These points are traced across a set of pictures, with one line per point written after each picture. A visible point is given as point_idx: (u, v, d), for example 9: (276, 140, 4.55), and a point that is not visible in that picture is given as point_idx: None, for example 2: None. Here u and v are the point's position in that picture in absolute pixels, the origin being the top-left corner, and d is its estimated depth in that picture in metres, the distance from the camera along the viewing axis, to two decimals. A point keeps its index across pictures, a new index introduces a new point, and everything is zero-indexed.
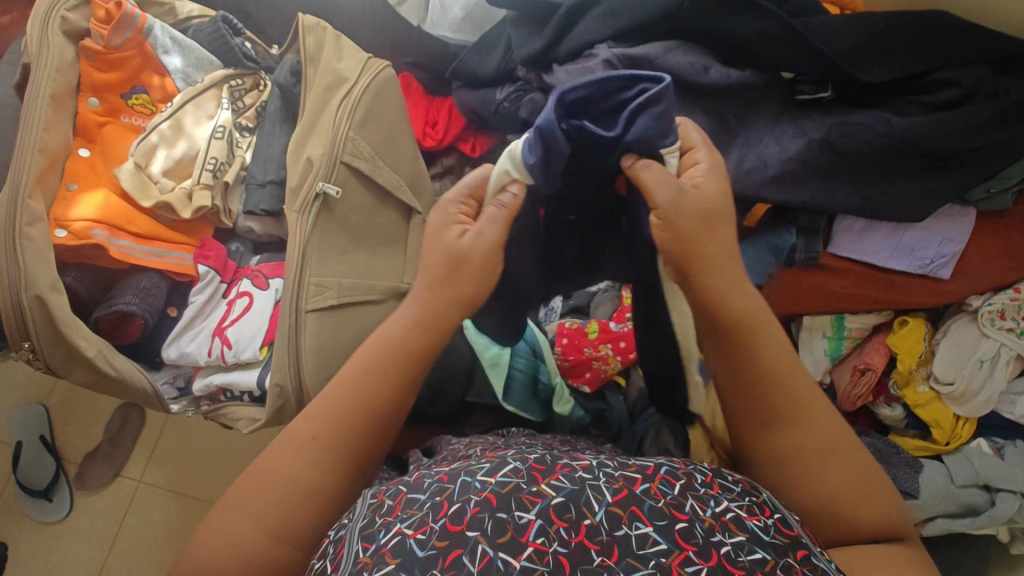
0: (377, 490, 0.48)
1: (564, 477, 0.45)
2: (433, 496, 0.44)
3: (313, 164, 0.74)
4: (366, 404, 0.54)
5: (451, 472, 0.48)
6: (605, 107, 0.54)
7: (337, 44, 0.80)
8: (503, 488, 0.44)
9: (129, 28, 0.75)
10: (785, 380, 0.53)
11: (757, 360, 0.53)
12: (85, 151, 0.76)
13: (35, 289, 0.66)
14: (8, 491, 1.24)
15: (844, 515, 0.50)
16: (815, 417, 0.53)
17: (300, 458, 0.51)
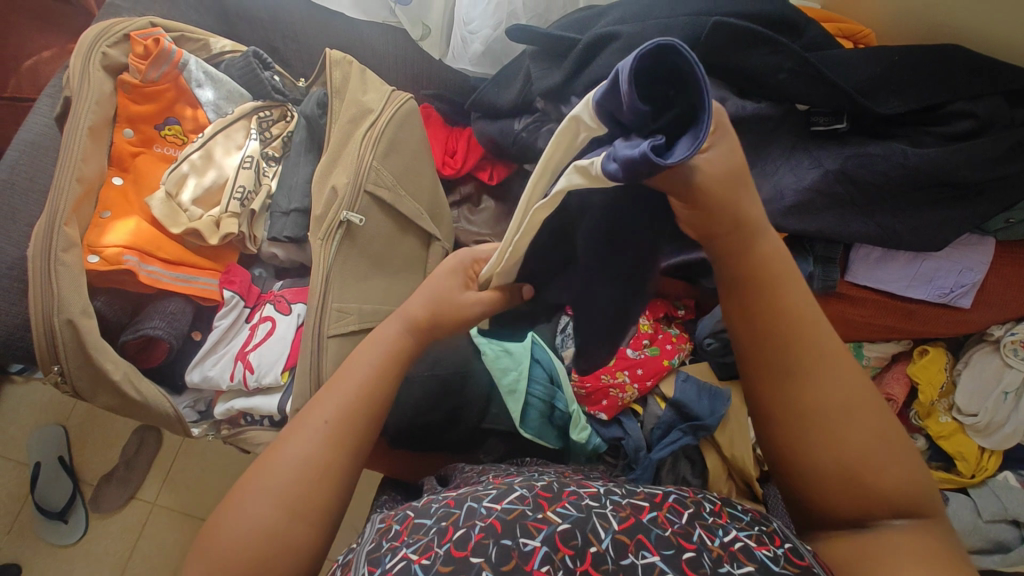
0: (388, 515, 0.51)
1: (571, 504, 0.46)
2: (439, 522, 0.46)
3: (337, 193, 0.76)
4: (372, 400, 0.52)
5: (458, 497, 0.49)
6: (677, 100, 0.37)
7: (362, 77, 0.83)
8: (508, 514, 0.45)
9: (165, 63, 0.79)
10: (810, 332, 0.45)
11: (776, 303, 0.45)
12: (118, 180, 0.78)
13: (67, 313, 0.68)
14: (24, 512, 1.25)
15: (866, 485, 0.44)
16: (842, 376, 0.45)
17: (322, 441, 0.49)
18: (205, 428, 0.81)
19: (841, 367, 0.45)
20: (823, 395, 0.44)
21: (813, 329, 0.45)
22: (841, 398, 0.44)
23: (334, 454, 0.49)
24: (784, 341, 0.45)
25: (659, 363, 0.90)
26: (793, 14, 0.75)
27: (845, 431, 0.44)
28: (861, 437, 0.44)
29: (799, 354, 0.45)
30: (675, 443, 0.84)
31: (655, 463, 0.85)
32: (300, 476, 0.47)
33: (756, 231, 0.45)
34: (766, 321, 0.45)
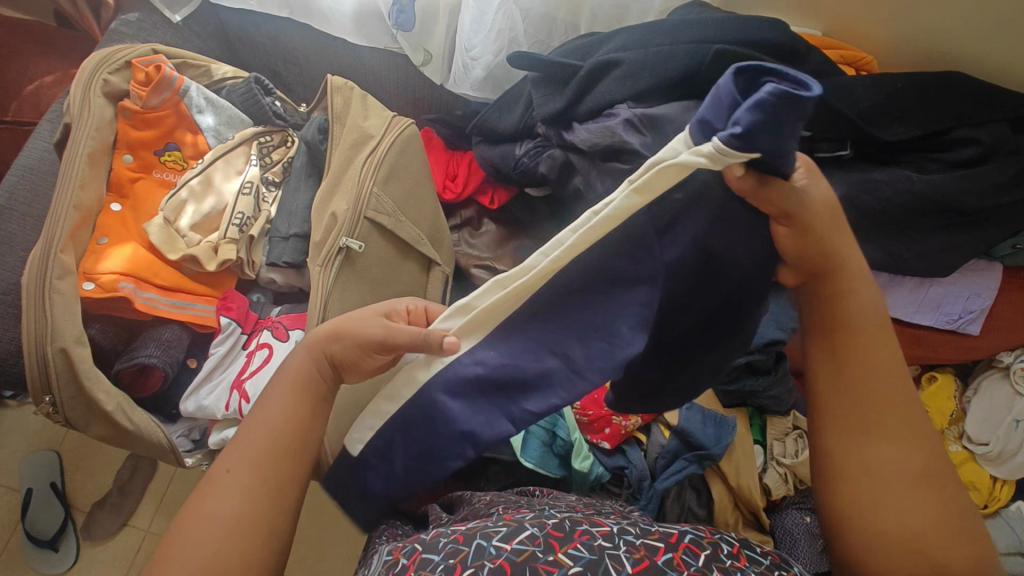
0: (394, 547, 0.53)
1: (583, 545, 0.47)
2: (447, 558, 0.48)
3: (337, 220, 0.75)
4: (276, 439, 0.52)
5: (466, 533, 0.50)
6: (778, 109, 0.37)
7: (363, 103, 0.83)
8: (518, 556, 0.46)
9: (166, 89, 0.79)
10: (900, 394, 0.48)
11: (868, 358, 0.49)
12: (117, 206, 0.78)
13: (60, 342, 0.66)
14: (14, 540, 1.22)
15: (934, 557, 0.45)
16: (919, 444, 0.47)
17: (236, 493, 0.48)
18: (200, 458, 0.79)
19: (921, 435, 0.48)
20: (903, 462, 0.47)
21: (902, 393, 0.48)
22: (917, 466, 0.47)
23: (246, 501, 0.48)
24: (872, 399, 0.48)
25: None
26: (796, 42, 0.74)
27: (919, 498, 0.46)
28: (933, 508, 0.46)
29: (886, 411, 0.48)
30: (680, 474, 0.83)
31: (660, 493, 0.83)
32: (224, 535, 0.46)
33: (849, 292, 0.49)
34: (855, 373, 0.48)
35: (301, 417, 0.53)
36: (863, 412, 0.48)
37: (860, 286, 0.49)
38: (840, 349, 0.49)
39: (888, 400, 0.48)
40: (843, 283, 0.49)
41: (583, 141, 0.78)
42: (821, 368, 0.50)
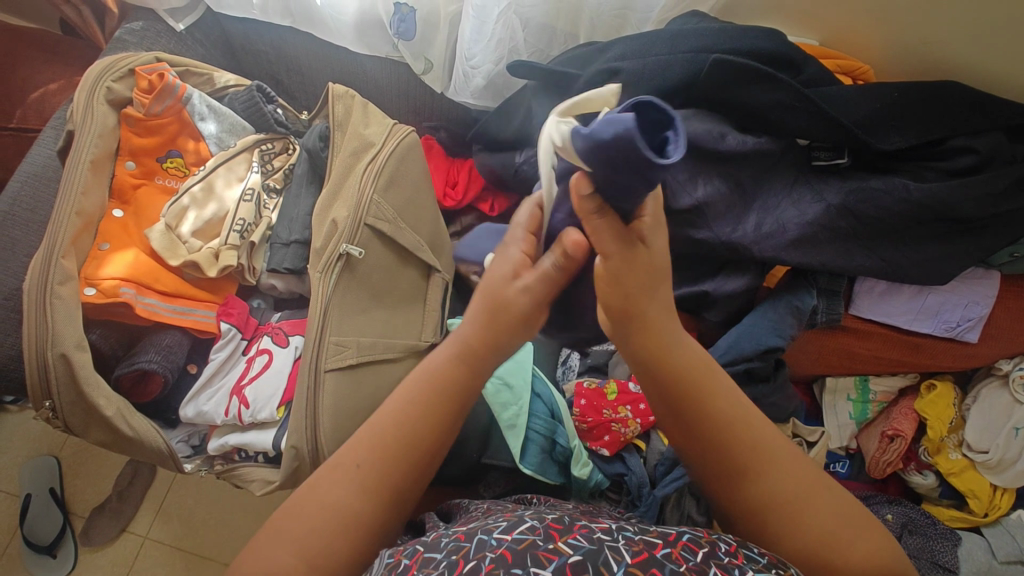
0: (395, 550, 0.52)
1: (582, 537, 0.48)
2: (450, 555, 0.48)
3: (337, 226, 0.76)
4: (410, 442, 0.56)
5: (467, 532, 0.52)
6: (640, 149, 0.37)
7: (364, 111, 0.84)
8: (519, 544, 0.47)
9: (169, 97, 0.79)
10: (747, 425, 0.52)
11: (708, 407, 0.52)
12: (119, 212, 0.79)
13: (60, 347, 0.67)
14: (13, 545, 1.25)
15: (833, 560, 0.49)
16: (781, 460, 0.52)
17: (358, 492, 0.53)
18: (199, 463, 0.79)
19: (787, 455, 0.52)
20: (776, 485, 0.51)
21: (749, 425, 0.52)
22: (795, 485, 0.51)
23: (360, 501, 0.53)
24: (723, 441, 0.52)
25: None
26: (793, 51, 0.75)
27: (803, 513, 0.50)
28: (816, 518, 0.50)
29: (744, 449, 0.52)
30: (679, 481, 0.82)
31: (659, 500, 0.83)
32: (332, 526, 0.52)
33: (674, 347, 0.52)
34: (705, 423, 0.52)
35: (442, 416, 0.56)
36: (718, 454, 0.52)
37: (675, 339, 0.52)
38: (681, 406, 0.52)
39: (739, 439, 0.52)
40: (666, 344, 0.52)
41: None
42: (675, 429, 0.54)
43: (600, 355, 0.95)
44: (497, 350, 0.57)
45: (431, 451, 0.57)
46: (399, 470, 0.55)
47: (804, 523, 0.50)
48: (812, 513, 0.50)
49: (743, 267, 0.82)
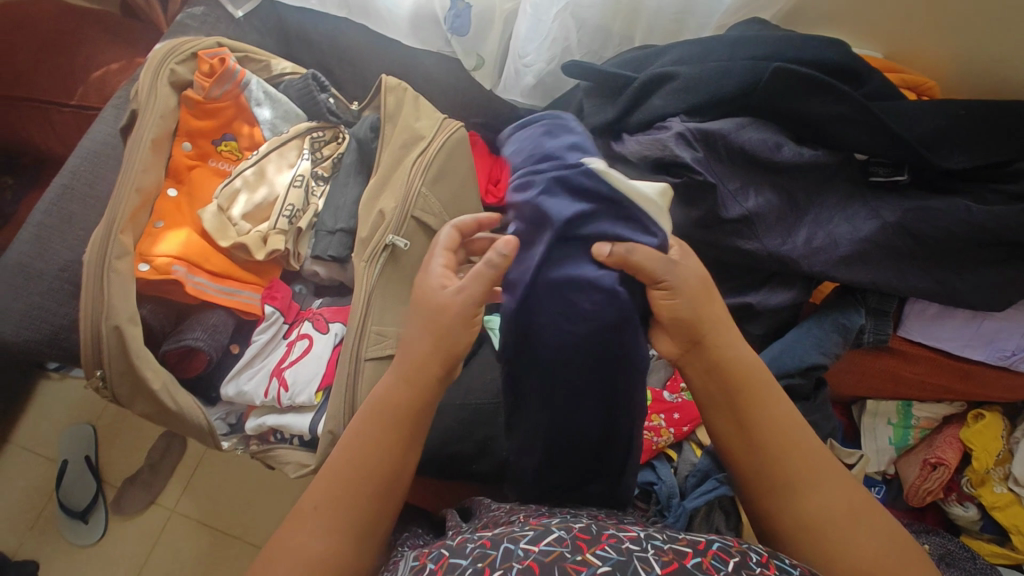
0: (419, 553, 0.54)
1: (611, 548, 0.48)
2: (475, 562, 0.48)
3: (384, 217, 0.77)
4: (366, 476, 0.54)
5: (493, 538, 0.51)
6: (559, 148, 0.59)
7: (415, 104, 0.85)
8: (546, 557, 0.46)
9: (228, 81, 0.81)
10: (794, 435, 0.55)
11: (764, 413, 0.55)
12: (173, 191, 0.80)
13: (114, 320, 0.68)
14: (47, 508, 1.30)
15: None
16: (832, 474, 0.54)
17: (323, 532, 0.52)
18: (234, 442, 0.81)
19: (836, 472, 0.54)
20: (824, 502, 0.52)
21: (798, 437, 0.55)
22: (844, 504, 0.52)
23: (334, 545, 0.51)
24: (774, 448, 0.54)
25: (697, 408, 0.87)
26: (857, 63, 0.73)
27: (853, 530, 0.51)
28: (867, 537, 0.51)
29: (791, 458, 0.54)
30: (710, 494, 0.81)
31: (689, 513, 0.82)
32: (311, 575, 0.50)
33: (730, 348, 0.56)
34: (757, 430, 0.55)
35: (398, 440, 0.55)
36: (770, 459, 0.54)
37: (734, 343, 0.56)
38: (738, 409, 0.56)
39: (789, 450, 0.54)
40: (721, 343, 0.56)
41: (632, 154, 0.77)
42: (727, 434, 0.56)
43: None
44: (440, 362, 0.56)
45: (391, 477, 0.55)
46: (366, 508, 0.53)
47: (860, 538, 0.51)
48: (864, 533, 0.51)
49: (788, 281, 0.81)
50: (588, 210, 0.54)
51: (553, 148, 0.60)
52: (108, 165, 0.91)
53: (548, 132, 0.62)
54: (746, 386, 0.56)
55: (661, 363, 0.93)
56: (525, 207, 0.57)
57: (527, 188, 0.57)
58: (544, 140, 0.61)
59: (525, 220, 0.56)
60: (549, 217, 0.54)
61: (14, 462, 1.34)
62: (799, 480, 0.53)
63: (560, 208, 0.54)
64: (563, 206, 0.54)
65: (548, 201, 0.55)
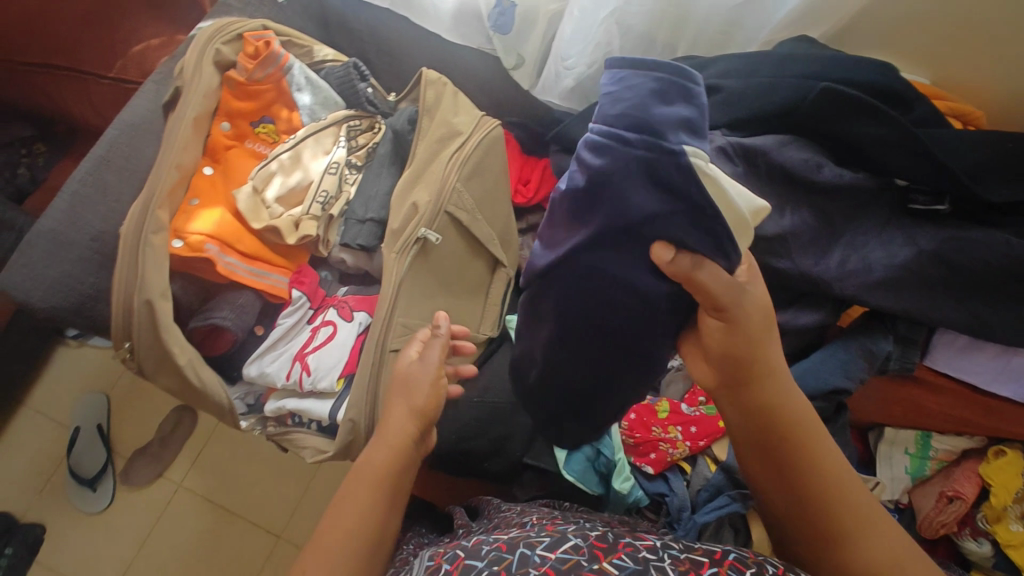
0: (435, 553, 0.57)
1: (628, 557, 0.51)
2: (492, 565, 0.51)
3: (418, 210, 0.77)
4: (356, 532, 0.57)
5: (509, 542, 0.55)
6: (668, 127, 0.49)
7: (454, 100, 0.85)
8: (564, 564, 0.50)
9: (272, 65, 0.81)
10: (841, 485, 0.58)
11: (811, 462, 0.59)
12: (209, 170, 0.81)
13: (146, 295, 0.69)
14: (58, 474, 1.32)
15: None
16: (876, 525, 0.57)
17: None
18: (252, 422, 0.81)
19: (881, 523, 0.57)
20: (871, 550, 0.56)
21: (841, 485, 0.58)
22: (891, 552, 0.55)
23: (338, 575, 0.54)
24: (818, 496, 0.58)
25: (715, 424, 0.86)
26: (905, 87, 0.72)
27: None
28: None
29: (841, 510, 0.58)
30: (721, 510, 0.81)
31: (698, 526, 0.82)
32: None
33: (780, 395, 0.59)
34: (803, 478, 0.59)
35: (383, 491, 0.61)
36: (818, 506, 0.58)
37: (785, 389, 0.59)
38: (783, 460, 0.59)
39: (836, 496, 0.58)
40: (769, 389, 0.59)
41: None
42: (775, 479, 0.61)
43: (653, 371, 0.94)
44: (417, 420, 0.65)
45: (373, 528, 0.59)
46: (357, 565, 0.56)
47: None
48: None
49: (815, 302, 0.80)
50: (663, 211, 0.50)
51: (659, 120, 0.49)
52: (144, 139, 0.92)
53: (658, 91, 0.50)
54: (791, 434, 0.59)
55: (681, 375, 0.92)
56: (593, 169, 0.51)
57: (604, 154, 0.51)
58: (650, 103, 0.50)
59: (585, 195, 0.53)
60: (619, 203, 0.51)
61: (27, 426, 1.35)
62: (848, 531, 0.57)
63: (637, 202, 0.50)
64: (643, 200, 0.50)
65: (624, 194, 0.51)
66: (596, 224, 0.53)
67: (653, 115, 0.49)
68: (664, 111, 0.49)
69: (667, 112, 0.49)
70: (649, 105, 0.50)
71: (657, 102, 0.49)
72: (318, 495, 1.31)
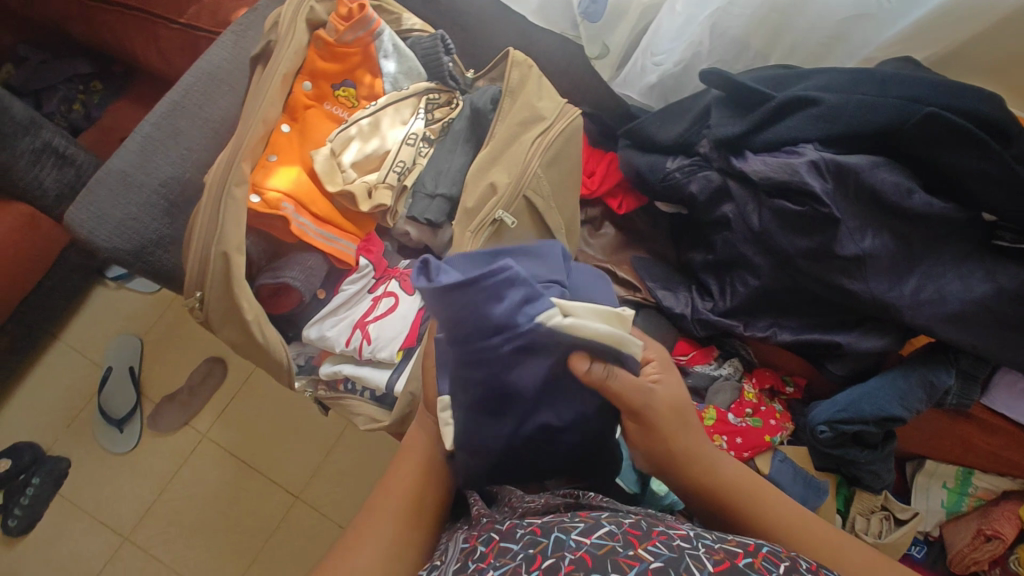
0: (470, 536, 0.53)
1: (662, 544, 0.45)
2: (526, 548, 0.46)
3: (496, 190, 0.77)
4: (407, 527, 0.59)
5: (544, 525, 0.49)
6: (499, 311, 0.49)
7: (538, 84, 0.83)
8: (599, 549, 0.44)
9: (362, 29, 0.80)
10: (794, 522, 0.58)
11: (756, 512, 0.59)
12: (287, 127, 0.80)
13: (223, 246, 0.69)
14: (86, 411, 1.34)
15: None
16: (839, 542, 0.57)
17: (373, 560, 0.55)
18: (304, 382, 0.82)
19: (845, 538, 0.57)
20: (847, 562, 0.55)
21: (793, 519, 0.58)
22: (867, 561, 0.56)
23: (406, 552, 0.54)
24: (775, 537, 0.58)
25: (760, 437, 0.87)
26: (1009, 120, 0.70)
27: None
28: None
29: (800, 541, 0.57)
30: None
31: None
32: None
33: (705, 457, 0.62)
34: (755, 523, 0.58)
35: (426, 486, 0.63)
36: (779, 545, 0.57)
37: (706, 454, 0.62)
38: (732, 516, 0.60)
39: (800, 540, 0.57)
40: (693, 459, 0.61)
41: (754, 170, 0.77)
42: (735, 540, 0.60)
43: (701, 378, 0.94)
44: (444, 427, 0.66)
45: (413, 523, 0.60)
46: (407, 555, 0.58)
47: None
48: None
49: (882, 327, 0.80)
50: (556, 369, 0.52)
51: (501, 318, 0.49)
52: (220, 90, 0.91)
53: (485, 299, 0.48)
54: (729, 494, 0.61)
55: (728, 385, 0.92)
56: (481, 374, 0.51)
57: (476, 366, 0.51)
58: (484, 306, 0.48)
59: (493, 396, 0.53)
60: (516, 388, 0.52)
61: (61, 360, 1.37)
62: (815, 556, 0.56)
63: (526, 377, 0.52)
64: (528, 377, 0.52)
65: (510, 374, 0.51)
66: (520, 407, 0.53)
67: (483, 305, 0.48)
68: (488, 300, 0.48)
69: (493, 295, 0.48)
70: (481, 303, 0.48)
71: (487, 299, 0.48)
72: (339, 461, 1.31)
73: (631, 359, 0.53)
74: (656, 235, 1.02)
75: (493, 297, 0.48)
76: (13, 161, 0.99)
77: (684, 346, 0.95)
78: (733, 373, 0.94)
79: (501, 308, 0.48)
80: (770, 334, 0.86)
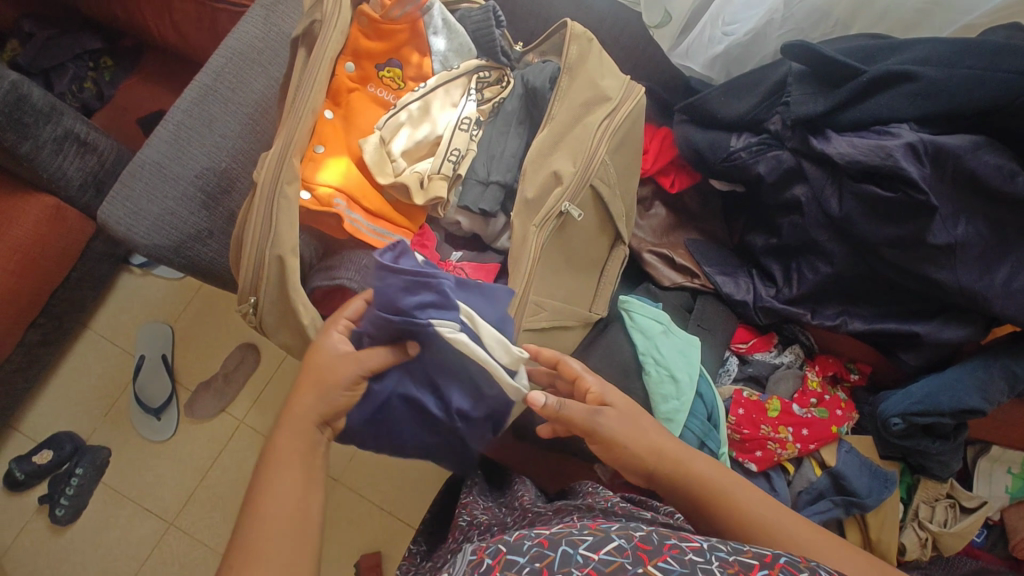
0: (478, 546, 0.45)
1: (674, 560, 0.40)
2: (532, 561, 0.40)
3: (561, 180, 0.71)
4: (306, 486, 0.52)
5: (552, 536, 0.43)
6: (415, 308, 0.56)
7: (599, 58, 0.77)
8: (607, 567, 0.39)
9: (411, 4, 0.74)
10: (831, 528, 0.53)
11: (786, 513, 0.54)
12: (330, 114, 0.75)
13: (279, 249, 0.65)
14: (122, 400, 1.33)
15: None
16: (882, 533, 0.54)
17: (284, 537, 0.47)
18: None
19: None
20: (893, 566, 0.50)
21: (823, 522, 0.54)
22: None
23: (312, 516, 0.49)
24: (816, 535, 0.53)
25: (827, 428, 0.84)
26: None
27: None
28: None
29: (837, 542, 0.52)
30: (825, 515, 0.82)
31: None
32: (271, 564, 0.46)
33: None
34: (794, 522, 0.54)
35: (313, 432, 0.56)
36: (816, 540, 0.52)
37: None
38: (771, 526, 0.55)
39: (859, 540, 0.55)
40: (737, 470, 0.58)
41: (840, 152, 0.71)
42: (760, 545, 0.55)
43: (762, 366, 0.91)
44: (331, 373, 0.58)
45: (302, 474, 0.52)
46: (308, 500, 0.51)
47: None
48: None
49: (967, 317, 0.76)
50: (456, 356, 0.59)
51: (413, 311, 0.56)
52: (252, 71, 0.86)
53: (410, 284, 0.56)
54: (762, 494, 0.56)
55: (791, 374, 0.89)
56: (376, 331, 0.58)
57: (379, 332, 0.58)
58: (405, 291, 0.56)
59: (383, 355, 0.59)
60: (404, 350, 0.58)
61: (93, 349, 1.36)
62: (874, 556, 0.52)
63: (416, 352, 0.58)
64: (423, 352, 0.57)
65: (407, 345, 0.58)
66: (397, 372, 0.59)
67: (399, 300, 0.56)
68: (410, 297, 0.56)
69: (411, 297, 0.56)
70: (402, 299, 0.56)
71: (410, 301, 0.56)
72: None
73: (505, 384, 0.58)
74: (708, 216, 0.96)
75: (413, 293, 0.56)
76: (36, 152, 0.94)
77: (743, 334, 0.92)
78: (795, 361, 0.91)
79: (415, 307, 0.56)
80: (841, 323, 0.82)
